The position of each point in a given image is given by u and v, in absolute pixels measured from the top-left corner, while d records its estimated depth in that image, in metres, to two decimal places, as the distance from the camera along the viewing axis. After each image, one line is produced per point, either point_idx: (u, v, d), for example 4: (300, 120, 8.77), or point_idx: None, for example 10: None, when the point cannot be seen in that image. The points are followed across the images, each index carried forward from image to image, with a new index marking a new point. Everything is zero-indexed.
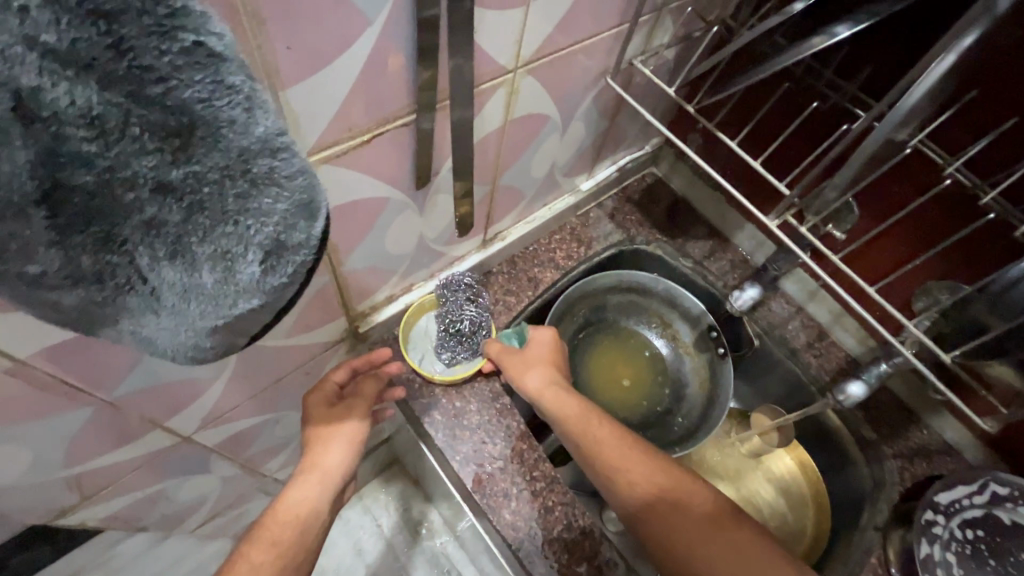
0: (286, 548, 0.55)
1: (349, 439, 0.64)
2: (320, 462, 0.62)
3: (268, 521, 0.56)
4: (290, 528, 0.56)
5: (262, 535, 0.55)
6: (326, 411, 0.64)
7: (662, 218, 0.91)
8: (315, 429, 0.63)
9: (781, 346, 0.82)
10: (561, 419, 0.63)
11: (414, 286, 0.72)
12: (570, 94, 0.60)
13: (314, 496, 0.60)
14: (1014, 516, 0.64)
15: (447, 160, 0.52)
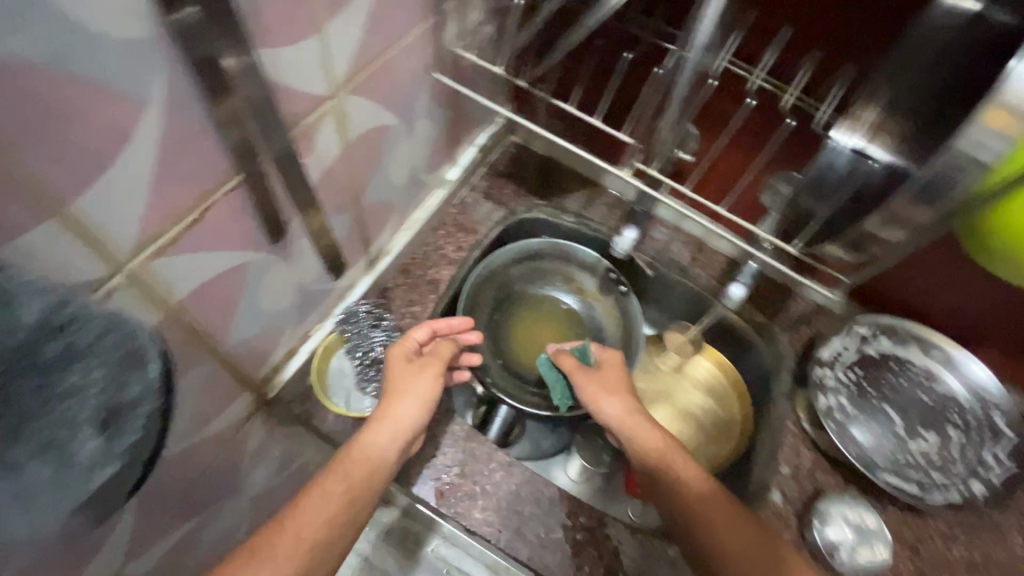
0: (357, 487, 0.53)
1: (420, 399, 0.59)
2: (392, 414, 0.58)
3: (341, 461, 0.54)
4: (345, 483, 0.53)
5: (337, 469, 0.53)
6: (405, 364, 0.61)
7: (535, 183, 0.93)
8: (394, 381, 0.60)
9: (672, 268, 0.89)
10: (629, 432, 0.61)
11: (312, 330, 0.68)
12: (405, 91, 0.58)
13: (387, 447, 0.56)
14: (878, 347, 0.78)
15: (297, 212, 0.50)
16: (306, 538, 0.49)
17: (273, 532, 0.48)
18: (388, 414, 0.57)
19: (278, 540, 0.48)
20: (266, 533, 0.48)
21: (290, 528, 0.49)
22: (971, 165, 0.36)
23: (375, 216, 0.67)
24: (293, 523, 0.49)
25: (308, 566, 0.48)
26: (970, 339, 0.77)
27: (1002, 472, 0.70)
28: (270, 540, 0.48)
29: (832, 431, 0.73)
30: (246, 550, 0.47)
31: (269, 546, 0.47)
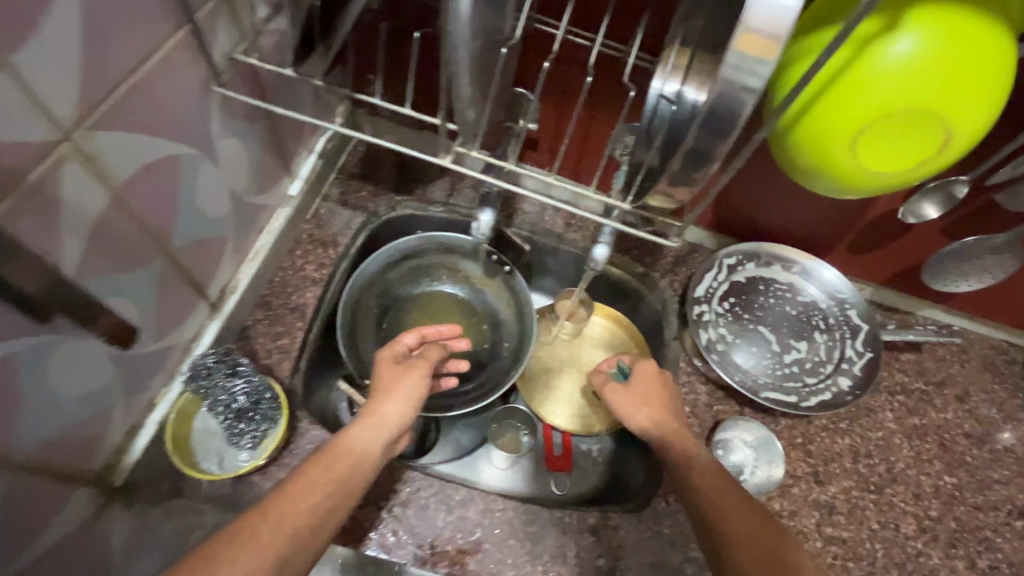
0: (342, 479, 0.50)
1: (409, 398, 0.58)
2: (378, 411, 0.56)
3: (328, 452, 0.52)
4: (331, 473, 0.50)
5: (320, 459, 0.51)
6: (392, 366, 0.60)
7: (394, 178, 0.88)
8: (382, 380, 0.59)
9: (549, 236, 0.91)
10: (654, 434, 0.62)
11: (158, 397, 0.60)
12: (188, 114, 0.50)
13: (373, 444, 0.54)
14: (745, 273, 0.82)
15: (75, 276, 0.43)
16: (294, 525, 0.46)
17: (253, 519, 0.45)
18: (375, 411, 0.56)
19: (259, 533, 0.44)
20: (245, 520, 0.45)
21: (270, 515, 0.45)
22: (744, 93, 0.35)
23: (201, 255, 0.59)
24: (274, 508, 0.46)
25: (289, 556, 0.44)
26: (820, 249, 0.82)
27: (862, 362, 0.76)
28: (253, 526, 0.44)
29: (716, 364, 0.76)
30: (217, 540, 0.42)
31: (252, 530, 0.44)
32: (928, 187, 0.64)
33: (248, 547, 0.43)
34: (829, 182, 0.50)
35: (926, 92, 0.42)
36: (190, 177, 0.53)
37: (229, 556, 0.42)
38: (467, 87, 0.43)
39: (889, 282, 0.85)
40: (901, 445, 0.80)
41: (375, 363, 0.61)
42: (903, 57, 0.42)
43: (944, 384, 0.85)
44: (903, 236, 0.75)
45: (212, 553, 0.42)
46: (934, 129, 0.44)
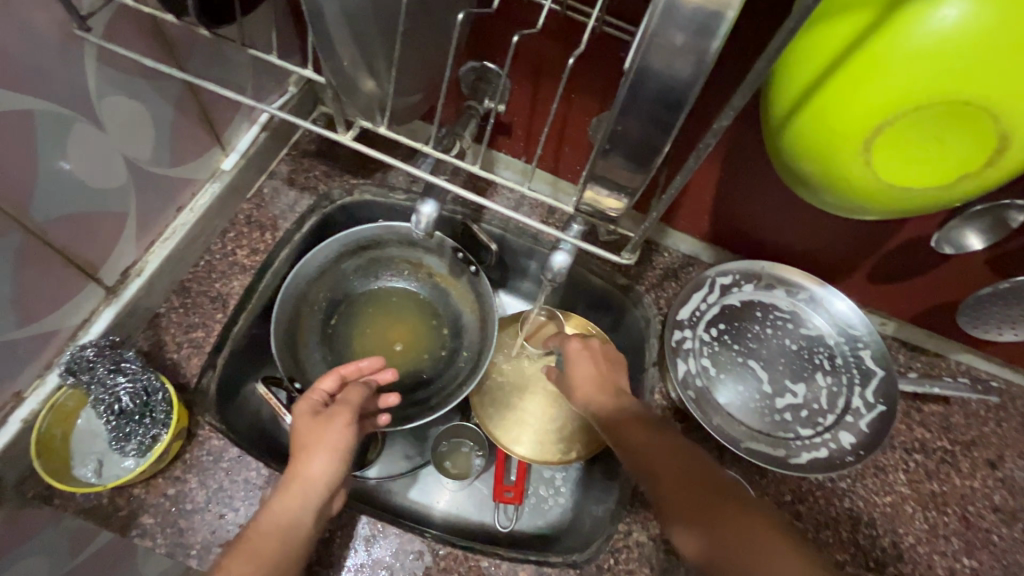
0: (271, 560, 0.44)
1: (332, 450, 0.49)
2: (300, 476, 0.48)
3: (248, 540, 0.45)
4: (254, 560, 0.44)
5: (240, 552, 0.44)
6: (311, 422, 0.51)
7: (352, 158, 0.78)
8: (299, 437, 0.50)
9: (523, 236, 0.79)
10: (601, 410, 0.55)
11: (29, 391, 0.53)
12: (38, 66, 0.42)
13: (299, 514, 0.47)
14: (741, 296, 0.70)
15: None
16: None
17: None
18: (296, 474, 0.48)
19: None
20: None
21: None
22: (696, 54, 0.26)
23: (84, 233, 0.51)
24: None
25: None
26: (836, 274, 0.69)
27: (871, 416, 0.64)
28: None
29: (693, 403, 0.64)
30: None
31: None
32: (973, 211, 0.51)
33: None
34: (833, 195, 0.39)
35: (977, 78, 0.30)
36: (58, 136, 0.45)
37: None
38: None
39: (919, 319, 0.71)
40: (913, 515, 0.67)
41: (290, 420, 0.51)
42: (949, 27, 0.30)
43: (975, 446, 0.71)
44: (938, 267, 0.62)
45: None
46: (978, 134, 0.33)
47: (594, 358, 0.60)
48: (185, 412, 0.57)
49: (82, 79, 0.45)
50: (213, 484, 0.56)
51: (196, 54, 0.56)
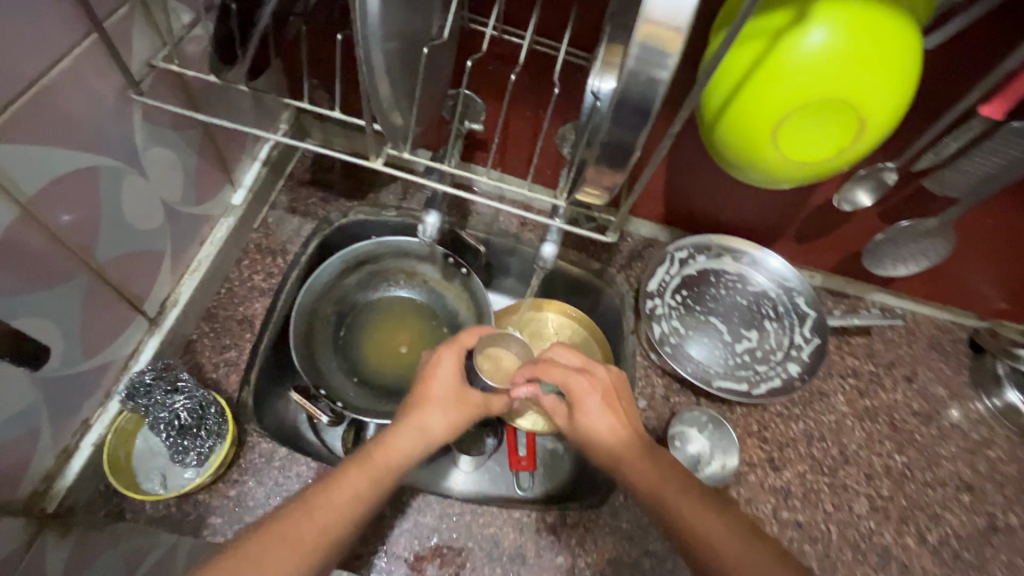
0: (384, 485, 0.52)
1: (454, 421, 0.58)
2: (426, 425, 0.56)
3: (376, 458, 0.53)
4: (374, 479, 0.52)
5: (367, 466, 0.52)
6: (455, 375, 0.60)
7: (344, 183, 0.85)
8: (441, 390, 0.59)
9: (505, 237, 0.90)
10: (631, 470, 0.55)
11: (94, 419, 0.57)
12: (103, 127, 0.48)
13: (412, 457, 0.55)
14: (696, 266, 0.83)
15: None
16: (332, 531, 0.48)
17: (304, 512, 0.48)
18: (427, 419, 0.57)
19: (304, 534, 0.47)
20: (288, 518, 0.47)
21: (318, 517, 0.48)
22: (652, 84, 0.35)
23: (132, 268, 0.57)
24: (323, 511, 0.48)
25: (329, 559, 0.47)
26: (769, 239, 0.84)
27: (810, 348, 0.78)
28: (296, 524, 0.47)
29: (668, 357, 0.77)
30: (245, 544, 0.45)
31: (294, 531, 0.46)
32: (860, 174, 0.66)
33: (292, 540, 0.46)
34: (756, 173, 0.51)
35: (836, 81, 0.43)
36: (113, 187, 0.51)
37: (277, 537, 0.46)
38: (387, 88, 0.42)
39: (837, 269, 0.87)
40: (854, 427, 0.82)
41: (437, 368, 0.60)
42: (815, 49, 0.43)
43: (893, 365, 0.87)
44: (845, 223, 0.77)
45: (256, 545, 0.45)
46: (851, 120, 0.45)
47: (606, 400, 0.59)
48: (234, 423, 0.63)
49: (132, 134, 0.52)
50: (269, 482, 0.63)
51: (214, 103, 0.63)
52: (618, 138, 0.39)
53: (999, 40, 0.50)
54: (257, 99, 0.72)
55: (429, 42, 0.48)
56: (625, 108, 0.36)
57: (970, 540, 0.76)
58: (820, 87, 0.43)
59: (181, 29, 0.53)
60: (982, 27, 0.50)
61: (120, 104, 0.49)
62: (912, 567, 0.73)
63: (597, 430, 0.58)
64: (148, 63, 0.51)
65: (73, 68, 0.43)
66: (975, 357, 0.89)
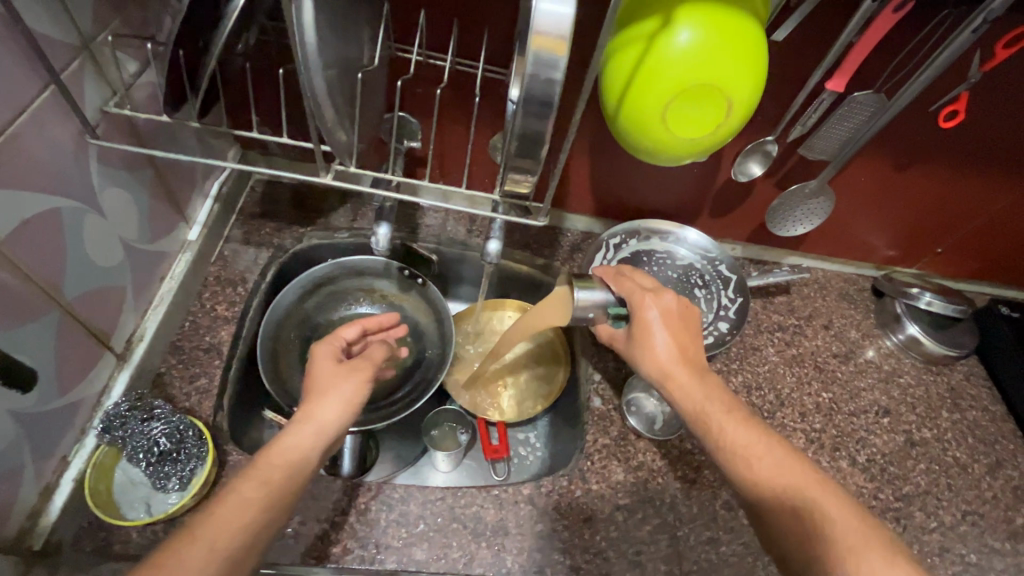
0: (275, 487, 0.51)
1: (346, 400, 0.60)
2: (315, 415, 0.57)
3: (259, 464, 0.52)
4: (261, 483, 0.50)
5: (253, 473, 0.51)
6: (334, 368, 0.63)
7: (296, 211, 0.89)
8: (324, 383, 0.61)
9: (454, 245, 0.96)
10: (679, 392, 0.60)
11: (71, 455, 0.60)
12: (63, 172, 0.52)
13: (304, 449, 0.55)
14: (630, 249, 0.92)
15: None
16: (223, 547, 0.45)
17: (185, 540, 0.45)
18: (314, 407, 0.58)
19: (187, 557, 0.44)
20: (170, 549, 0.44)
21: (200, 536, 0.45)
22: (550, 83, 0.43)
23: (98, 304, 0.60)
24: (207, 529, 0.46)
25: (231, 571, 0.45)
26: (688, 218, 0.95)
27: (735, 307, 0.89)
28: (170, 555, 0.44)
29: None
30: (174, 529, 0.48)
31: (175, 558, 0.43)
32: (748, 149, 0.77)
33: (175, 566, 0.43)
34: (656, 152, 0.60)
35: (705, 69, 0.53)
36: (76, 227, 0.54)
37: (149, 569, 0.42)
38: (330, 109, 0.48)
39: (752, 238, 0.99)
40: (785, 373, 0.92)
41: (316, 365, 0.63)
42: (681, 46, 0.52)
43: (811, 316, 0.99)
44: (748, 195, 0.89)
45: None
46: (719, 103, 0.55)
47: (666, 322, 0.63)
48: (213, 445, 0.65)
49: (90, 176, 0.56)
50: None
51: (162, 143, 0.66)
52: (530, 126, 0.46)
53: (829, 28, 0.62)
54: (203, 138, 0.76)
55: (362, 69, 0.54)
56: (532, 104, 0.44)
57: (892, 456, 0.86)
58: (682, 77, 0.53)
59: (128, 77, 0.58)
60: (817, 19, 0.61)
61: (77, 148, 0.53)
62: (848, 486, 0.82)
63: (647, 343, 0.63)
64: (101, 109, 0.55)
65: (31, 119, 0.47)
66: (879, 300, 1.02)
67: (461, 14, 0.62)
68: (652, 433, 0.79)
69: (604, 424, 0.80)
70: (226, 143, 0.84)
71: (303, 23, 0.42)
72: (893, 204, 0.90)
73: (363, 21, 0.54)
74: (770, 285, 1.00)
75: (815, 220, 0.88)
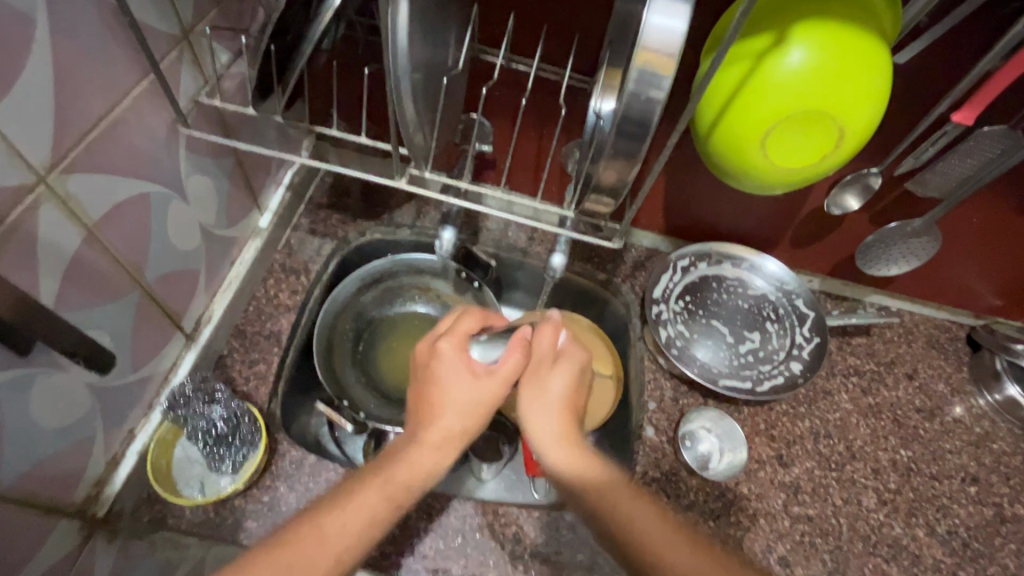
0: (400, 499, 0.48)
1: (461, 410, 0.54)
2: (434, 425, 0.53)
3: (379, 479, 0.48)
4: (385, 497, 0.47)
5: (376, 482, 0.48)
6: (428, 363, 0.56)
7: (362, 205, 0.89)
8: (434, 378, 0.55)
9: (514, 252, 0.92)
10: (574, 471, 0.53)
11: (138, 429, 0.62)
12: (155, 159, 0.53)
13: (432, 466, 0.51)
14: (698, 273, 0.87)
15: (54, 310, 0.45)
16: (349, 548, 0.44)
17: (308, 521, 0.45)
18: (437, 414, 0.53)
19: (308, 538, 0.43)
20: (292, 529, 0.44)
21: (329, 529, 0.44)
22: (650, 104, 0.40)
23: (175, 287, 0.63)
24: (332, 523, 0.44)
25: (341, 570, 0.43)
26: (766, 244, 0.88)
27: (811, 347, 0.82)
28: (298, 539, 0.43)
29: (676, 358, 0.80)
30: None
31: (304, 543, 0.43)
32: (847, 180, 0.71)
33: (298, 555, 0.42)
34: (747, 178, 0.55)
35: (818, 94, 0.48)
36: (161, 211, 0.56)
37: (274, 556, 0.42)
38: (413, 115, 0.47)
39: (834, 272, 0.91)
40: (859, 424, 0.84)
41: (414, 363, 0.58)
42: (797, 67, 0.47)
43: (894, 363, 0.90)
44: (839, 226, 0.81)
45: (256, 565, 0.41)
46: (830, 131, 0.50)
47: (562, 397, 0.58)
48: (265, 432, 0.67)
49: (179, 163, 0.57)
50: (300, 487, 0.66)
51: (246, 135, 0.68)
52: (622, 146, 0.43)
53: (963, 53, 0.55)
54: (282, 126, 0.76)
55: (446, 72, 0.53)
56: (627, 123, 0.41)
57: (977, 530, 0.77)
58: (791, 100, 0.48)
59: (222, 68, 0.59)
60: (946, 43, 0.55)
61: (171, 136, 0.55)
62: (923, 558, 0.74)
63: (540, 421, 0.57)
64: (194, 99, 0.56)
65: (133, 107, 0.49)
66: (975, 353, 0.92)
67: (550, 19, 0.59)
68: (706, 474, 0.75)
69: (656, 456, 0.76)
70: (301, 133, 0.84)
71: (397, 26, 0.41)
72: (1002, 250, 0.81)
73: (452, 23, 0.53)
74: (849, 325, 0.92)
75: (913, 260, 0.81)
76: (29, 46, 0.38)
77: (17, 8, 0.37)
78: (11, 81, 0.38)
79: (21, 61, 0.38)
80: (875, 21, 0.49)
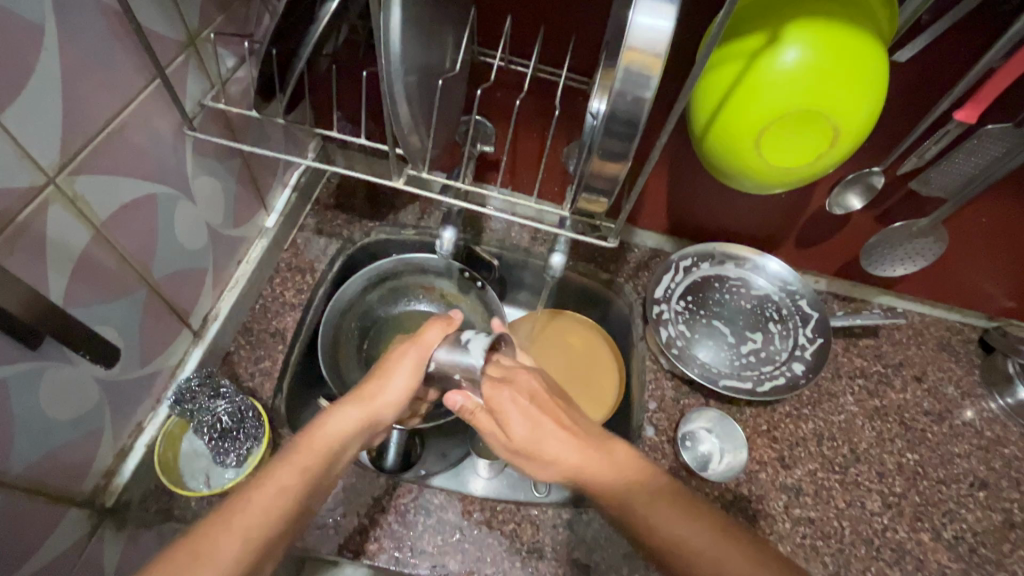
0: (311, 477, 0.48)
1: (406, 382, 0.58)
2: (372, 389, 0.57)
3: (301, 449, 0.50)
4: (304, 468, 0.48)
5: (293, 455, 0.49)
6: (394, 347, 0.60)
7: (367, 206, 0.90)
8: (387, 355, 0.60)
9: (517, 252, 0.92)
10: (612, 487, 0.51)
11: (145, 423, 0.64)
12: (162, 161, 0.55)
13: (349, 430, 0.54)
14: (701, 273, 0.87)
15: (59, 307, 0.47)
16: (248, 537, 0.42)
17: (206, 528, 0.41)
18: (378, 378, 0.58)
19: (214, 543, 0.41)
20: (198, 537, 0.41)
21: (235, 526, 0.42)
22: (637, 103, 0.40)
23: (181, 285, 0.64)
24: (238, 520, 0.42)
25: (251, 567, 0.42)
26: (770, 244, 0.88)
27: (813, 348, 0.82)
28: (206, 537, 0.41)
29: (676, 359, 0.80)
30: None
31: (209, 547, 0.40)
32: (849, 179, 0.71)
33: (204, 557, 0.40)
34: (744, 178, 0.55)
35: (811, 94, 0.47)
36: (168, 212, 0.58)
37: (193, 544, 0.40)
38: (407, 116, 0.48)
39: (841, 273, 0.90)
40: (864, 426, 0.83)
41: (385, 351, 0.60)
42: (791, 67, 0.47)
43: (902, 365, 0.89)
44: (845, 225, 0.80)
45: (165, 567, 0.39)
46: (825, 131, 0.50)
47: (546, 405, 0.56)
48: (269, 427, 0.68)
49: (185, 165, 0.59)
50: None
51: (251, 136, 0.70)
52: (611, 146, 0.44)
53: (963, 50, 0.54)
54: (289, 127, 0.78)
55: (442, 75, 0.54)
56: (614, 123, 0.42)
57: (986, 536, 0.76)
58: (788, 100, 0.48)
59: (227, 72, 0.61)
60: (945, 40, 0.54)
61: (177, 138, 0.56)
62: (928, 563, 0.73)
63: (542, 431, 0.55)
64: (199, 102, 0.58)
65: (139, 111, 0.50)
66: (987, 356, 0.90)
67: (547, 22, 0.60)
68: (705, 475, 0.74)
69: (656, 456, 0.76)
70: (308, 136, 0.86)
71: (390, 31, 0.42)
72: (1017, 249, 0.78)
73: (448, 26, 0.54)
74: (856, 326, 0.91)
75: (919, 261, 0.80)
76: (38, 53, 0.40)
77: (27, 16, 0.39)
78: (19, 87, 0.40)
79: (30, 67, 0.40)
80: (871, 20, 0.48)
